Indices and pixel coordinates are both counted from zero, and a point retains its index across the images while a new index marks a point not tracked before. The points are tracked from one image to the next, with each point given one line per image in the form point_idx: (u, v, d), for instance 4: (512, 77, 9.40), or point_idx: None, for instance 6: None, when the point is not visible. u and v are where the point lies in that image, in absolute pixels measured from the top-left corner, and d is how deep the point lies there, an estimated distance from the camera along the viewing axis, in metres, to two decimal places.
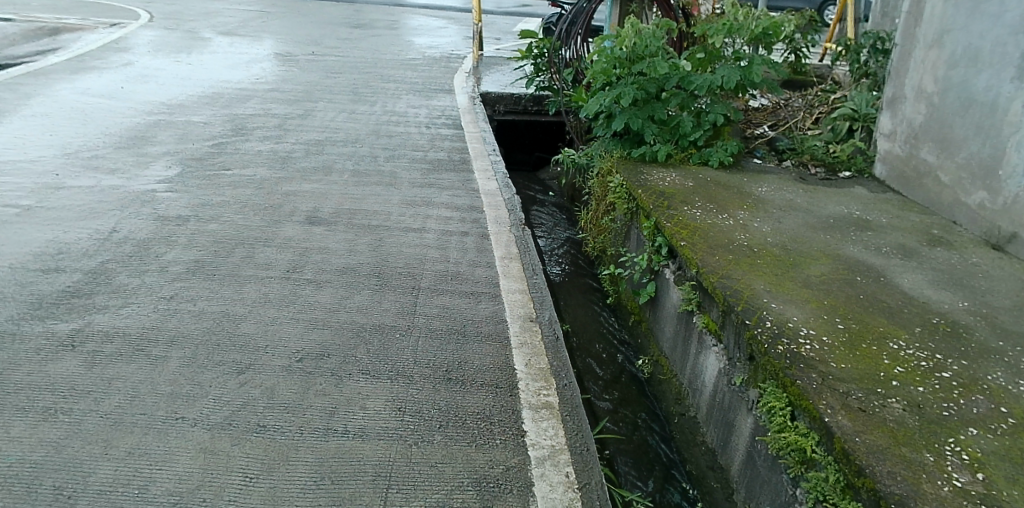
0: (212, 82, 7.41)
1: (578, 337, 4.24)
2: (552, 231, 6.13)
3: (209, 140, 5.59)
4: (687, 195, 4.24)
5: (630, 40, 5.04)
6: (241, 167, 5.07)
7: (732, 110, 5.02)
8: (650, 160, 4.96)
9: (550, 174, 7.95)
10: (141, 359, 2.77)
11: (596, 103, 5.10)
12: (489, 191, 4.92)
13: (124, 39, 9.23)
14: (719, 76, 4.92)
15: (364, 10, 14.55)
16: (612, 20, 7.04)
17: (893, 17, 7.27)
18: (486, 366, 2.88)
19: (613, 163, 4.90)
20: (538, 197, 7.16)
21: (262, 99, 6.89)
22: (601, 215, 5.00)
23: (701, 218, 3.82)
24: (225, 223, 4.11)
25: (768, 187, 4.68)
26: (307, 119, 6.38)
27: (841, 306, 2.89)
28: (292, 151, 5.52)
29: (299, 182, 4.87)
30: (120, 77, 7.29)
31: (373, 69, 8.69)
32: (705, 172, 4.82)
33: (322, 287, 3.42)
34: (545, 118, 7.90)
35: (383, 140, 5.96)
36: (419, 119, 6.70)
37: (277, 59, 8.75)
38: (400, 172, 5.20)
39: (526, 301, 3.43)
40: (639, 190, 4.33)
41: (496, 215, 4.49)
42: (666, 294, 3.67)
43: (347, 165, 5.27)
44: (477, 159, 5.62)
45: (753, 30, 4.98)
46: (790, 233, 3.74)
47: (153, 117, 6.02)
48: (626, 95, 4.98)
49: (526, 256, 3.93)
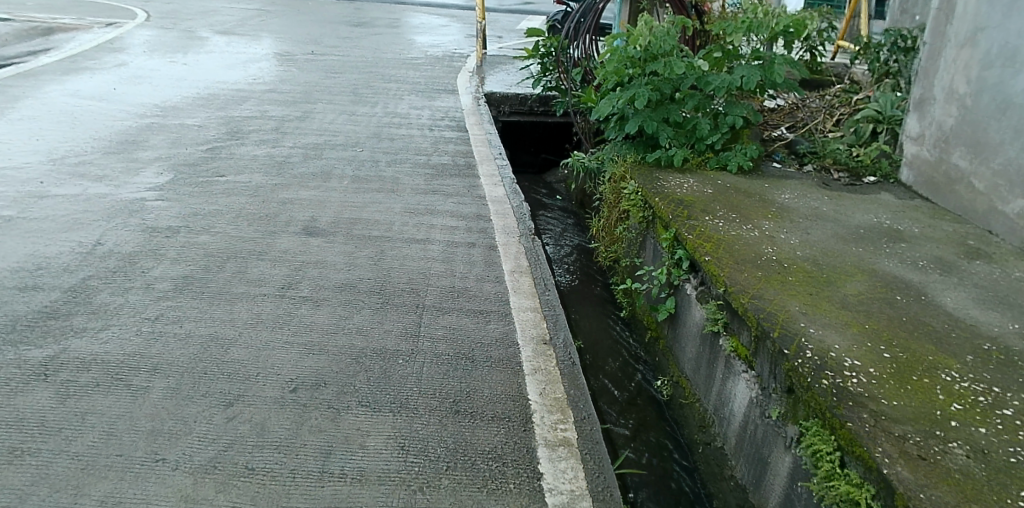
0: (208, 82, 7.19)
1: (592, 355, 4.00)
2: (561, 238, 5.88)
3: (203, 144, 5.36)
4: (707, 203, 4.00)
5: (644, 39, 4.79)
6: (235, 173, 4.83)
7: (751, 111, 4.78)
8: (665, 165, 4.71)
9: (557, 176, 7.69)
10: (121, 390, 2.53)
11: (608, 105, 4.84)
12: (497, 198, 4.68)
13: (119, 39, 9.01)
14: (737, 77, 4.68)
15: (366, 8, 14.29)
16: (623, 17, 6.84)
17: (913, 14, 7.00)
18: (497, 396, 2.64)
19: (627, 169, 4.66)
20: (546, 201, 6.92)
21: (259, 101, 6.65)
22: (614, 223, 4.76)
23: (725, 229, 3.57)
24: (217, 234, 3.88)
25: (790, 194, 4.43)
26: (305, 121, 6.14)
27: (884, 331, 2.65)
28: (290, 155, 5.28)
29: (296, 189, 4.63)
30: (113, 78, 7.07)
31: (374, 68, 8.45)
32: (725, 178, 4.58)
33: (319, 306, 3.18)
34: (551, 118, 7.71)
35: (385, 144, 5.72)
36: (422, 121, 6.46)
37: (276, 59, 8.52)
38: (402, 178, 4.96)
39: (539, 321, 3.19)
40: (657, 198, 4.08)
41: (505, 224, 4.25)
42: (688, 312, 3.43)
43: (347, 171, 5.04)
44: (483, 163, 5.38)
45: (775, 28, 4.73)
46: (820, 246, 3.49)
47: (145, 120, 5.79)
48: (640, 96, 4.73)
49: (538, 270, 3.69)
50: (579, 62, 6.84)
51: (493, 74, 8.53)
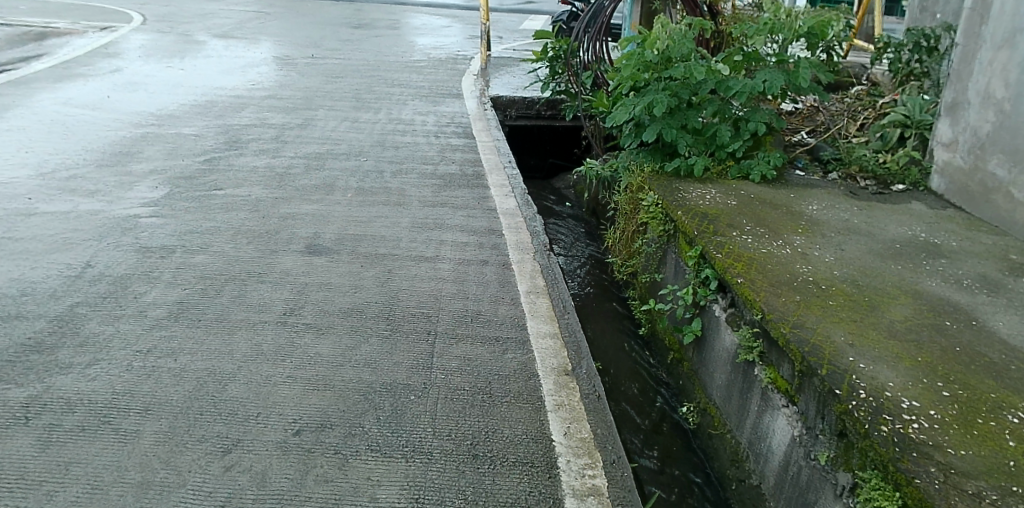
0: (206, 89, 6.99)
1: (611, 377, 3.79)
2: (573, 248, 5.67)
3: (200, 155, 5.16)
4: (732, 217, 3.78)
5: (662, 42, 4.58)
6: (234, 185, 4.63)
7: (774, 117, 4.57)
8: (685, 175, 4.49)
9: (566, 181, 7.47)
10: (108, 436, 2.32)
11: (625, 112, 4.62)
12: (508, 210, 4.46)
13: (114, 44, 8.81)
14: (760, 81, 4.49)
15: (366, 9, 14.08)
16: (635, 19, 6.65)
17: (934, 12, 6.77)
18: (518, 438, 2.42)
19: (645, 179, 4.44)
20: (555, 208, 6.72)
21: (258, 108, 6.44)
22: (631, 236, 4.54)
23: (754, 247, 3.36)
24: (214, 254, 3.67)
25: (818, 204, 4.21)
26: (306, 129, 5.93)
27: (940, 364, 2.42)
28: (291, 166, 5.07)
29: (298, 203, 4.42)
30: (108, 85, 6.87)
31: (377, 72, 8.24)
32: (748, 188, 4.36)
33: (324, 334, 2.97)
34: (559, 122, 7.49)
35: (389, 152, 5.51)
36: (427, 128, 6.25)
37: (275, 63, 8.31)
38: (409, 190, 4.74)
39: (559, 348, 2.97)
40: (679, 212, 3.87)
41: (518, 240, 4.03)
42: (717, 336, 3.21)
43: (350, 182, 4.83)
44: (492, 173, 5.17)
45: (798, 30, 4.53)
46: (858, 264, 3.27)
47: (140, 130, 5.59)
48: (658, 103, 4.51)
49: (555, 290, 3.47)
50: (590, 65, 6.58)
51: (498, 77, 8.31)
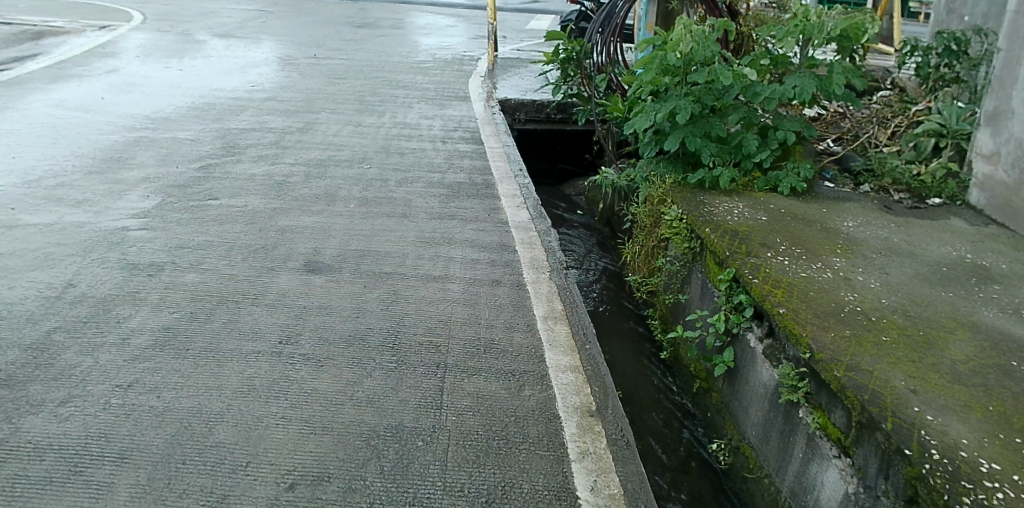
0: (204, 90, 6.73)
1: (633, 407, 3.53)
2: (586, 260, 5.41)
3: (195, 161, 4.90)
4: (765, 235, 3.52)
5: (685, 44, 4.28)
6: (230, 195, 4.37)
7: (805, 125, 4.30)
8: (709, 187, 4.22)
9: (576, 187, 7.21)
10: (78, 491, 2.05)
11: (645, 119, 4.32)
12: (520, 224, 4.19)
13: (112, 43, 8.57)
14: (789, 87, 4.21)
15: (371, 8, 13.82)
16: (651, 18, 6.36)
17: (963, 14, 6.47)
18: (540, 494, 2.14)
19: (667, 191, 4.17)
20: (566, 217, 6.46)
21: (258, 111, 6.19)
22: (652, 251, 4.28)
23: (792, 272, 3.09)
24: (206, 272, 3.41)
25: (853, 221, 3.93)
26: (307, 134, 5.67)
27: (1015, 415, 2.15)
28: (290, 174, 4.81)
29: (297, 214, 4.16)
30: (103, 86, 6.62)
31: (381, 73, 7.99)
32: (778, 202, 4.09)
33: (323, 366, 2.70)
34: (569, 126, 7.22)
35: (394, 159, 5.25)
36: (433, 132, 5.98)
37: (276, 63, 8.07)
38: (415, 200, 4.47)
39: (581, 385, 2.69)
40: (707, 229, 3.60)
41: (532, 257, 3.76)
42: (754, 369, 2.94)
43: (353, 192, 4.56)
44: (502, 182, 4.90)
45: (832, 32, 4.25)
46: (906, 292, 3.00)
47: (133, 135, 5.33)
48: (682, 110, 4.21)
49: (575, 315, 3.20)
50: (603, 67, 6.21)
51: (506, 79, 8.03)
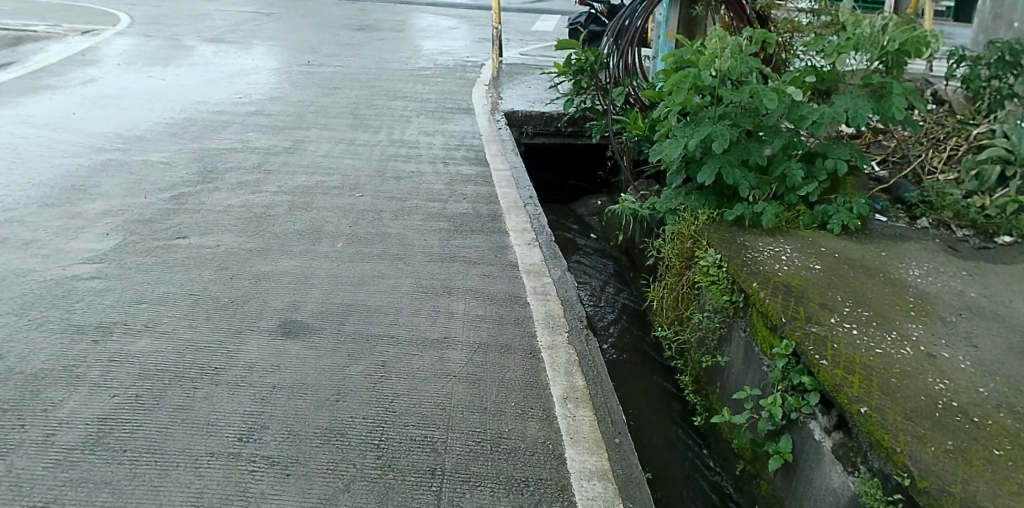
0: (187, 103, 6.22)
1: (665, 491, 3.00)
2: (601, 295, 4.88)
3: (166, 190, 4.38)
4: (823, 293, 3.00)
5: (722, 60, 3.69)
6: (201, 232, 3.85)
7: (858, 153, 3.76)
8: (749, 225, 3.67)
9: (589, 207, 6.66)
10: None
11: (676, 146, 3.74)
12: (531, 267, 3.65)
13: (93, 49, 8.08)
14: (840, 109, 3.68)
15: (370, 9, 13.28)
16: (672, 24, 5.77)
17: (1012, 20, 5.85)
18: None
19: (702, 231, 3.63)
20: (578, 241, 5.93)
21: (242, 127, 5.67)
22: (681, 297, 3.73)
23: (864, 349, 2.57)
24: (163, 335, 2.89)
25: (918, 268, 3.39)
26: (294, 154, 5.15)
27: None
28: (272, 204, 4.28)
29: (275, 256, 3.64)
30: (76, 99, 6.11)
31: (378, 82, 7.46)
32: (829, 244, 3.56)
33: (289, 476, 2.17)
34: (581, 140, 6.68)
35: (389, 185, 4.73)
36: (433, 152, 5.45)
37: (266, 71, 7.55)
38: (411, 238, 3.94)
39: (612, 499, 2.16)
40: (753, 283, 3.06)
41: (547, 313, 3.21)
42: (819, 468, 2.42)
43: (341, 227, 4.03)
44: (510, 213, 4.35)
45: (889, 46, 3.68)
46: (1006, 374, 2.46)
47: (101, 157, 4.82)
48: (719, 136, 3.63)
49: (600, 395, 2.66)
50: (620, 81, 5.62)
51: (512, 88, 7.49)
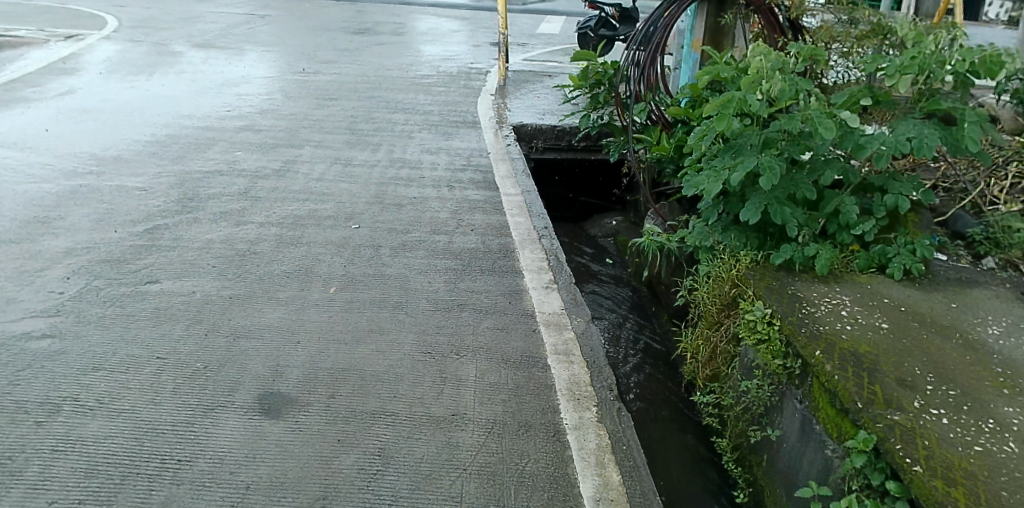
0: (171, 117, 5.79)
1: None
2: (621, 333, 4.40)
3: (141, 222, 3.94)
4: (897, 364, 2.54)
5: (772, 83, 3.23)
6: (176, 274, 3.41)
7: (921, 188, 3.32)
8: (799, 270, 3.22)
9: (602, 227, 6.20)
10: None
11: (716, 180, 3.28)
12: (550, 318, 3.18)
13: (77, 58, 7.66)
14: (902, 137, 3.23)
15: (370, 11, 12.83)
16: (697, 35, 5.33)
17: None
18: None
19: (745, 277, 3.17)
20: (592, 266, 5.46)
21: (229, 146, 5.24)
22: (719, 350, 3.27)
23: (961, 447, 2.12)
24: (119, 415, 2.45)
25: (997, 325, 2.93)
26: (285, 177, 4.71)
27: None
28: (258, 238, 3.84)
29: (258, 304, 3.19)
30: (51, 113, 5.69)
31: (378, 91, 7.02)
32: (890, 294, 3.10)
33: None
34: (594, 156, 6.23)
35: (388, 213, 4.28)
36: (437, 173, 5.00)
37: (258, 80, 7.11)
38: (413, 280, 3.48)
39: None
40: (815, 350, 2.61)
41: (571, 379, 2.75)
42: None
43: (334, 265, 3.58)
44: (523, 249, 3.90)
45: (959, 66, 3.23)
46: None
47: (71, 183, 4.39)
48: (766, 169, 3.17)
49: (640, 496, 2.20)
50: (642, 96, 5.10)
51: (519, 98, 7.04)
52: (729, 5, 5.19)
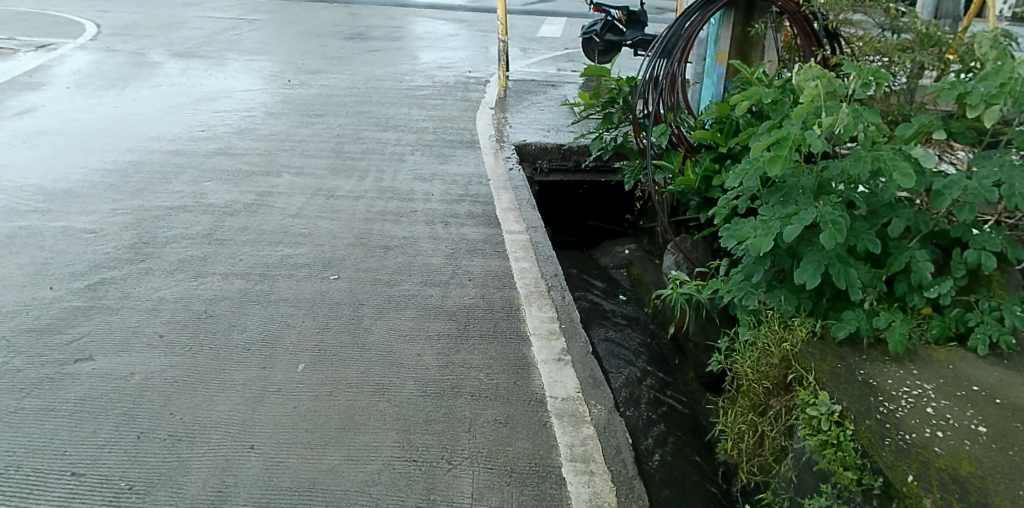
0: (137, 139, 5.24)
1: None
2: (640, 391, 3.82)
3: (84, 275, 3.39)
4: (1013, 494, 1.97)
5: (837, 117, 2.63)
6: (114, 348, 2.85)
7: (1009, 240, 2.74)
8: (864, 345, 2.66)
9: (613, 255, 5.62)
10: None
11: (767, 234, 2.71)
12: (563, 407, 2.61)
13: (44, 70, 7.11)
14: (988, 179, 2.66)
15: (364, 14, 12.23)
16: (721, 47, 4.80)
17: None
18: None
19: (803, 357, 2.60)
20: (605, 304, 4.88)
21: (198, 174, 4.68)
22: (768, 441, 2.69)
23: None
24: None
25: None
26: (258, 213, 4.16)
27: None
28: (218, 295, 3.27)
29: (209, 389, 2.63)
30: (3, 136, 5.14)
31: (368, 106, 6.46)
32: (978, 376, 2.52)
33: None
34: (605, 177, 5.64)
35: (373, 259, 3.71)
36: (430, 205, 4.44)
37: (237, 94, 6.56)
38: (399, 351, 2.91)
39: None
40: (907, 475, 2.03)
41: (591, 502, 2.18)
42: None
43: (305, 331, 3.01)
44: (529, 305, 3.33)
45: None
46: None
47: (10, 224, 3.84)
48: (829, 223, 2.60)
49: None
50: (662, 117, 4.51)
51: (521, 112, 6.47)
52: (758, 13, 4.66)
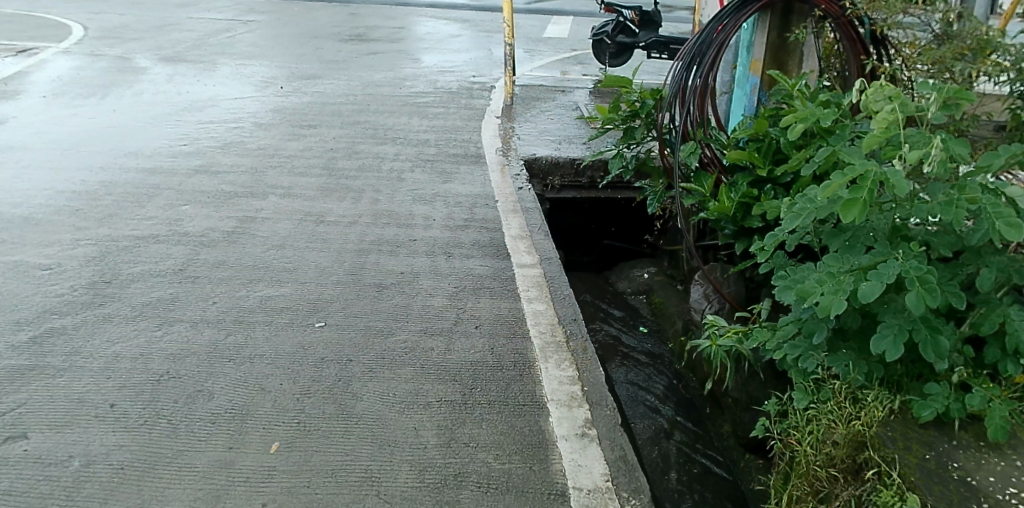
0: (112, 155, 4.80)
1: None
2: (669, 448, 3.35)
3: (32, 324, 2.94)
4: None
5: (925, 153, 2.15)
6: (53, 422, 2.38)
7: None
8: (952, 426, 2.19)
9: (631, 279, 5.12)
10: None
11: (838, 294, 2.23)
12: (589, 503, 2.13)
13: (22, 77, 6.68)
14: None
15: (364, 13, 11.80)
16: (755, 55, 4.35)
17: None
18: None
19: (881, 443, 2.14)
20: (624, 338, 4.41)
21: (176, 196, 4.24)
22: None
23: None
24: None
25: None
26: (238, 244, 3.71)
27: None
28: (184, 350, 2.81)
29: (160, 478, 2.14)
30: None
31: (365, 115, 6.01)
32: None
33: None
34: (622, 194, 5.21)
35: (366, 301, 3.26)
36: (431, 232, 3.99)
37: (225, 102, 6.12)
38: (392, 424, 2.46)
39: None
40: None
41: None
42: None
43: (282, 398, 2.56)
44: (545, 363, 2.86)
45: None
46: None
47: None
48: (915, 284, 2.13)
49: None
50: (690, 134, 4.02)
51: (529, 122, 6.02)
52: (797, 16, 4.19)
